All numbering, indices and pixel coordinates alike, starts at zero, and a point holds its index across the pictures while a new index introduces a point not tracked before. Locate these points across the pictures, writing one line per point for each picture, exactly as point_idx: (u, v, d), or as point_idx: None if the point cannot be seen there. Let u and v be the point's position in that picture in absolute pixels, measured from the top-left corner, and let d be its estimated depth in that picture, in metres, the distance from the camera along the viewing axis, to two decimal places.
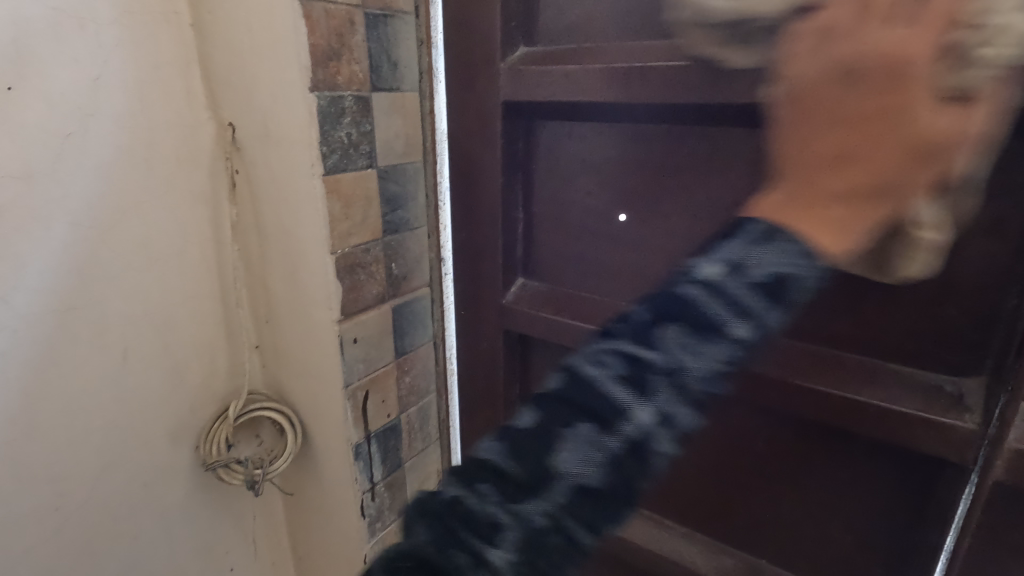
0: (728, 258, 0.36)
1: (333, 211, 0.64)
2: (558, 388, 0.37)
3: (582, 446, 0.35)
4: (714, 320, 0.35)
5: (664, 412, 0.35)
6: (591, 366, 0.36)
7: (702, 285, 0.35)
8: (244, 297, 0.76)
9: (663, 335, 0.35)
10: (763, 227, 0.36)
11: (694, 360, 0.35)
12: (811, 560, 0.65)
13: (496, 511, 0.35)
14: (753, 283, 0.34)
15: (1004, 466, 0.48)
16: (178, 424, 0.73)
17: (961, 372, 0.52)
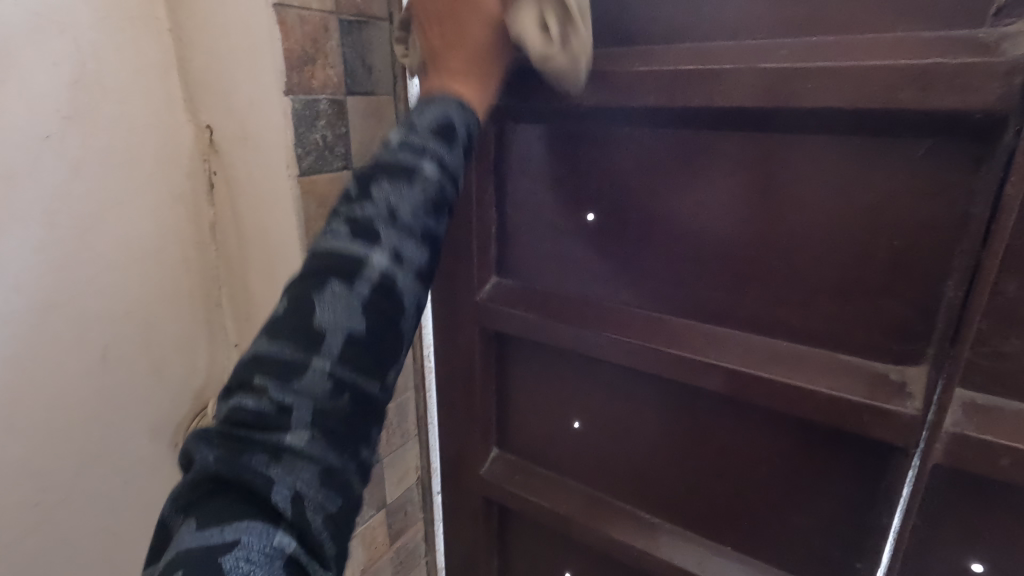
0: (414, 135, 0.48)
1: (308, 211, 0.67)
2: (315, 242, 0.45)
3: (339, 303, 0.43)
4: (406, 166, 0.46)
5: (391, 243, 0.45)
6: (332, 235, 0.45)
7: (423, 164, 0.47)
8: (223, 296, 0.77)
9: (389, 199, 0.45)
10: (431, 123, 0.49)
11: (404, 203, 0.45)
12: (770, 544, 0.69)
13: (274, 397, 0.40)
14: (435, 136, 0.48)
15: (943, 450, 0.51)
16: (158, 421, 0.74)
17: (904, 361, 0.55)
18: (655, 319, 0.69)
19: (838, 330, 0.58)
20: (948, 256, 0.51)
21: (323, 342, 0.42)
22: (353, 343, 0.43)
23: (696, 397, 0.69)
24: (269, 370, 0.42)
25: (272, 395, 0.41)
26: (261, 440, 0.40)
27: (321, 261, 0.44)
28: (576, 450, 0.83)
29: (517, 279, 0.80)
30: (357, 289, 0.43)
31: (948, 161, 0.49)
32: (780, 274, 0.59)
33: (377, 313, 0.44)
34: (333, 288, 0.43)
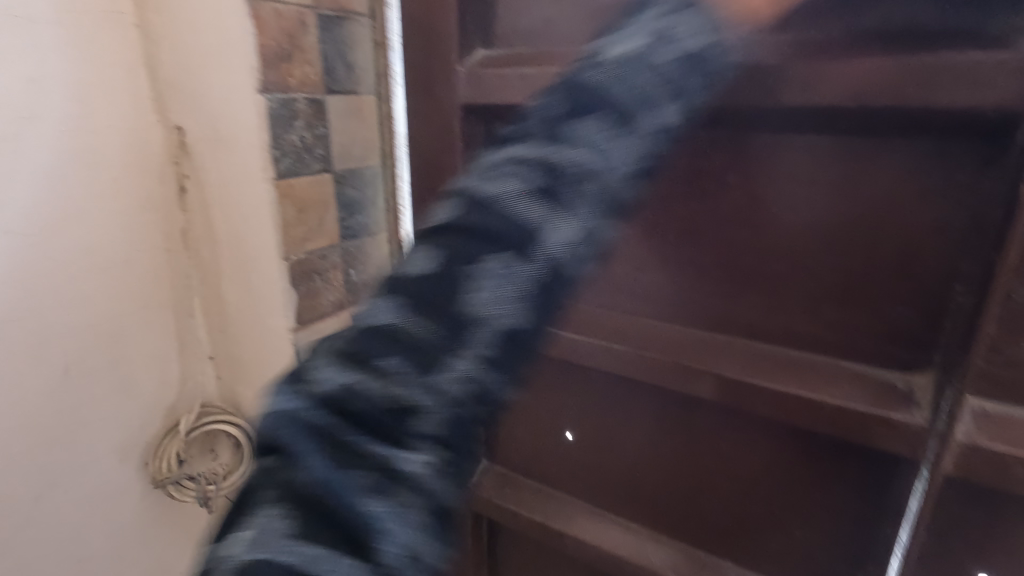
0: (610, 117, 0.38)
1: (287, 217, 0.63)
2: (428, 276, 0.37)
3: (419, 320, 0.35)
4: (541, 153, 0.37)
5: (480, 255, 0.36)
6: (428, 262, 0.37)
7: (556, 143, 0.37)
8: (198, 306, 0.73)
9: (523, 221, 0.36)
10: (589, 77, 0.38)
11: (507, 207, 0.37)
12: (774, 559, 0.66)
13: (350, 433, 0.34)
14: (566, 110, 0.38)
15: (954, 462, 0.49)
16: (128, 441, 0.70)
17: (911, 369, 0.53)
18: (652, 327, 0.66)
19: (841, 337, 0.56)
20: (959, 260, 0.49)
21: (407, 391, 0.34)
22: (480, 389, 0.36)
23: (694, 407, 0.66)
24: (349, 432, 0.34)
25: (383, 461, 0.33)
26: (383, 508, 0.32)
27: (401, 312, 0.36)
28: (570, 462, 0.80)
29: None
30: (451, 306, 0.36)
31: (958, 161, 0.47)
32: (783, 278, 0.57)
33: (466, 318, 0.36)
34: (438, 326, 0.35)
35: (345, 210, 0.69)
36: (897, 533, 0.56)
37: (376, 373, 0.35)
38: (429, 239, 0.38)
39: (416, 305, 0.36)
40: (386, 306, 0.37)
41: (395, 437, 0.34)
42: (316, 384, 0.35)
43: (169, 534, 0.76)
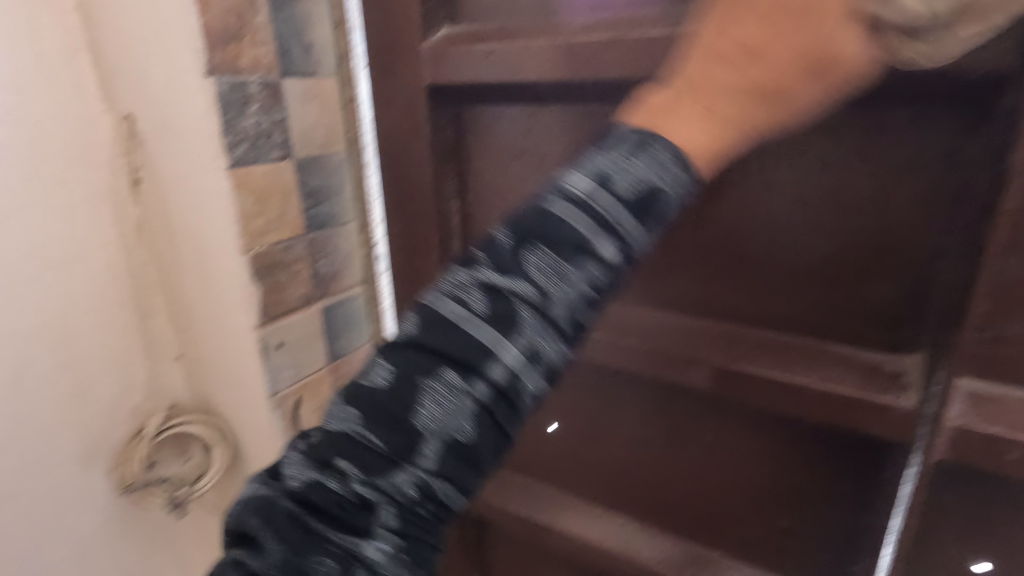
0: (597, 183, 0.36)
1: (244, 207, 0.60)
2: (481, 379, 0.35)
3: (442, 395, 0.35)
4: (580, 235, 0.35)
5: (514, 353, 0.35)
6: (499, 365, 0.35)
7: (566, 204, 0.35)
8: (160, 304, 0.70)
9: (543, 314, 0.35)
10: (637, 137, 0.36)
11: (552, 287, 0.35)
12: (763, 548, 0.64)
13: (354, 486, 0.35)
14: (634, 194, 0.35)
15: (946, 446, 0.46)
16: (90, 445, 0.67)
17: (900, 349, 0.50)
18: None
19: (826, 317, 0.53)
20: (948, 234, 0.46)
21: (437, 487, 0.36)
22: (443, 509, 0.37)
23: (677, 395, 0.64)
24: (382, 492, 0.35)
25: (350, 548, 0.35)
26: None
27: (435, 402, 0.35)
28: (554, 455, 0.78)
29: None
30: (471, 386, 0.35)
31: (945, 129, 0.44)
32: (766, 259, 0.53)
33: (488, 425, 0.36)
34: (431, 411, 0.35)
35: (307, 198, 0.66)
36: (889, 521, 0.54)
37: (386, 421, 0.35)
38: (448, 325, 0.36)
39: (455, 407, 0.35)
40: (432, 394, 0.35)
41: (418, 512, 0.36)
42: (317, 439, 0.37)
43: (140, 541, 0.74)
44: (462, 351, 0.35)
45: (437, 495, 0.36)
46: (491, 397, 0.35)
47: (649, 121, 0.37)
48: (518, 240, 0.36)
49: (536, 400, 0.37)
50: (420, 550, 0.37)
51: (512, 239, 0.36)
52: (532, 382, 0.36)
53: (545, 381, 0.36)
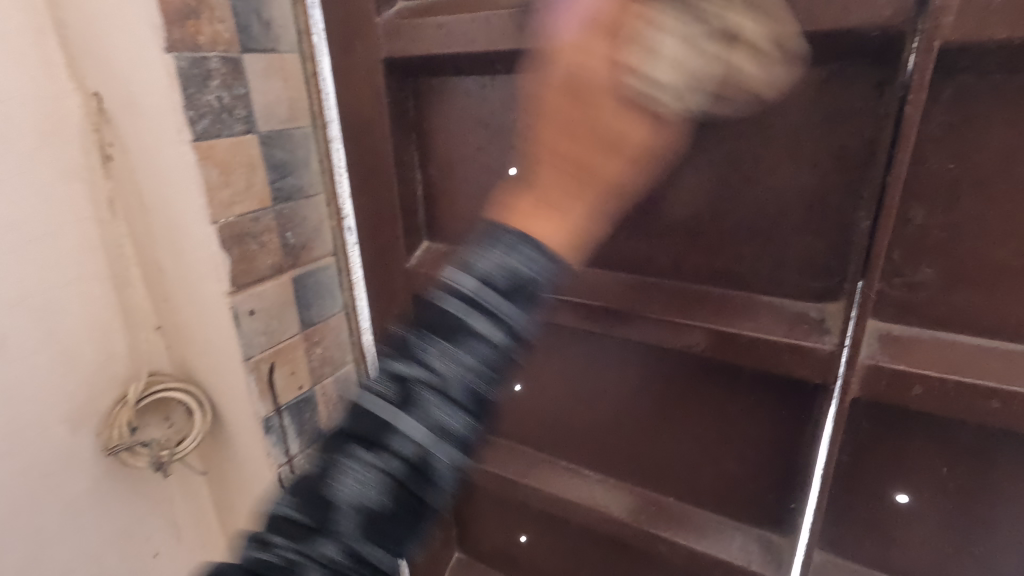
0: (433, 377, 0.48)
1: (210, 179, 0.63)
2: (398, 454, 0.47)
3: (403, 439, 0.47)
4: (459, 369, 0.48)
5: (425, 430, 0.47)
6: (407, 440, 0.47)
7: (427, 383, 0.48)
8: (137, 276, 0.74)
9: (437, 404, 0.47)
10: (513, 237, 0.48)
11: (436, 418, 0.47)
12: (710, 491, 0.69)
13: (370, 466, 0.47)
14: (507, 295, 0.48)
15: (859, 383, 0.51)
16: (76, 411, 0.71)
17: (824, 298, 0.54)
18: (584, 273, 0.67)
19: (757, 270, 0.57)
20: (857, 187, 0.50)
21: (361, 550, 0.47)
22: (388, 494, 0.47)
23: (628, 351, 0.68)
24: (308, 553, 0.47)
25: (313, 556, 0.47)
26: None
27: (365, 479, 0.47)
28: (520, 413, 0.82)
29: (446, 242, 0.78)
30: (416, 443, 0.47)
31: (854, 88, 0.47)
32: (701, 217, 0.58)
33: (397, 486, 0.47)
34: (373, 467, 0.47)
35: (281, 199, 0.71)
36: (815, 459, 0.58)
37: (320, 496, 0.48)
38: (405, 411, 0.48)
39: (411, 449, 0.47)
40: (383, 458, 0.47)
41: (367, 559, 0.48)
42: (336, 485, 0.47)
43: (131, 501, 0.78)
44: (370, 431, 0.48)
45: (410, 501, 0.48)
46: (405, 470, 0.47)
47: (531, 228, 0.48)
48: (419, 339, 0.50)
49: (456, 475, 0.49)
50: (407, 548, 0.50)
51: (405, 346, 0.50)
52: (456, 457, 0.48)
53: (462, 448, 0.49)
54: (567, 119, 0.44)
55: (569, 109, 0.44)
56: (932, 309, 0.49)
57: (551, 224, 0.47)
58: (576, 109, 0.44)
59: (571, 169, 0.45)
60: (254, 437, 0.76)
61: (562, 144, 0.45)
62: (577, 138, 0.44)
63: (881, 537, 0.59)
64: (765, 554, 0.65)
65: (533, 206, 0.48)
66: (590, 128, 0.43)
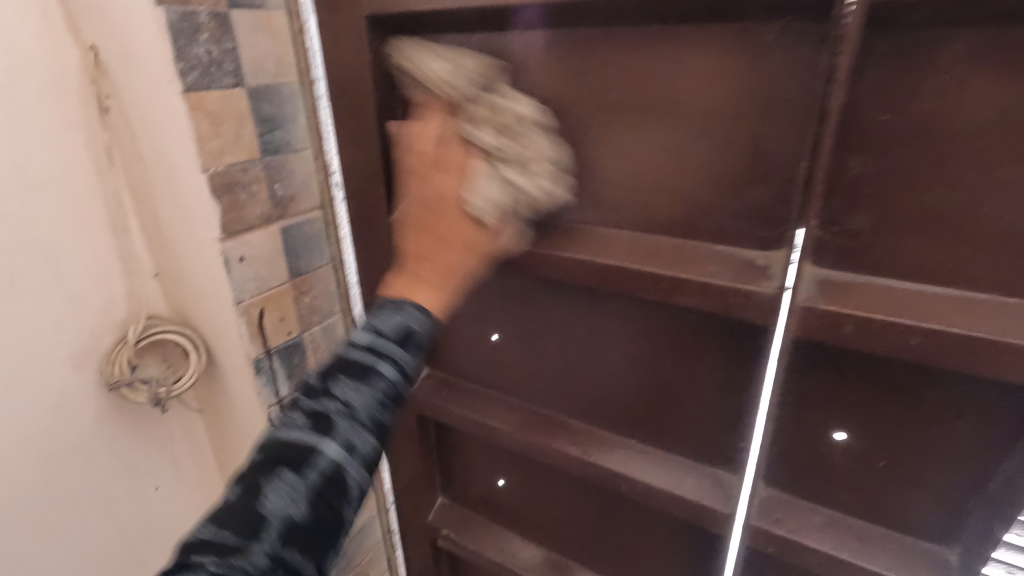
0: (345, 399, 0.53)
1: (201, 128, 0.66)
2: (313, 469, 0.51)
3: (283, 492, 0.50)
4: (364, 373, 0.54)
5: (279, 506, 0.50)
6: (329, 455, 0.52)
7: (341, 403, 0.53)
8: (136, 225, 0.78)
9: (270, 491, 0.50)
10: (384, 323, 0.56)
11: (348, 421, 0.53)
12: (670, 433, 0.73)
13: (209, 562, 0.48)
14: (396, 343, 0.56)
15: (796, 324, 0.55)
16: (80, 348, 0.76)
17: (770, 246, 0.58)
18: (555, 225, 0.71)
19: (712, 219, 0.60)
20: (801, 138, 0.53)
21: (214, 540, 0.49)
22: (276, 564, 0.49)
23: (595, 299, 0.72)
24: None
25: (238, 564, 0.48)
26: None
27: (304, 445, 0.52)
28: (497, 362, 0.87)
29: None
30: (300, 478, 0.51)
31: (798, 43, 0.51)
32: (662, 169, 0.61)
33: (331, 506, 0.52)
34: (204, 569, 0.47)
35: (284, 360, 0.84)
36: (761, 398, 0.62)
37: (205, 544, 0.49)
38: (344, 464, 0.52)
39: (297, 492, 0.50)
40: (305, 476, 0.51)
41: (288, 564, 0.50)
42: (193, 561, 0.48)
43: (132, 436, 0.84)
44: (259, 481, 0.51)
45: (330, 511, 0.52)
46: (321, 480, 0.51)
47: (411, 297, 0.58)
48: (326, 380, 0.54)
49: (361, 489, 0.54)
50: (334, 549, 0.53)
51: (317, 378, 0.54)
52: (351, 465, 0.52)
53: (364, 470, 0.53)
54: (454, 228, 0.60)
55: (446, 244, 0.60)
56: (867, 254, 0.53)
57: (434, 302, 0.59)
58: (473, 164, 0.60)
59: (443, 268, 0.59)
60: (245, 377, 0.81)
61: (427, 243, 0.60)
62: (443, 233, 0.60)
63: (821, 471, 0.64)
64: (716, 489, 0.70)
65: (426, 218, 0.61)
66: (443, 270, 0.59)
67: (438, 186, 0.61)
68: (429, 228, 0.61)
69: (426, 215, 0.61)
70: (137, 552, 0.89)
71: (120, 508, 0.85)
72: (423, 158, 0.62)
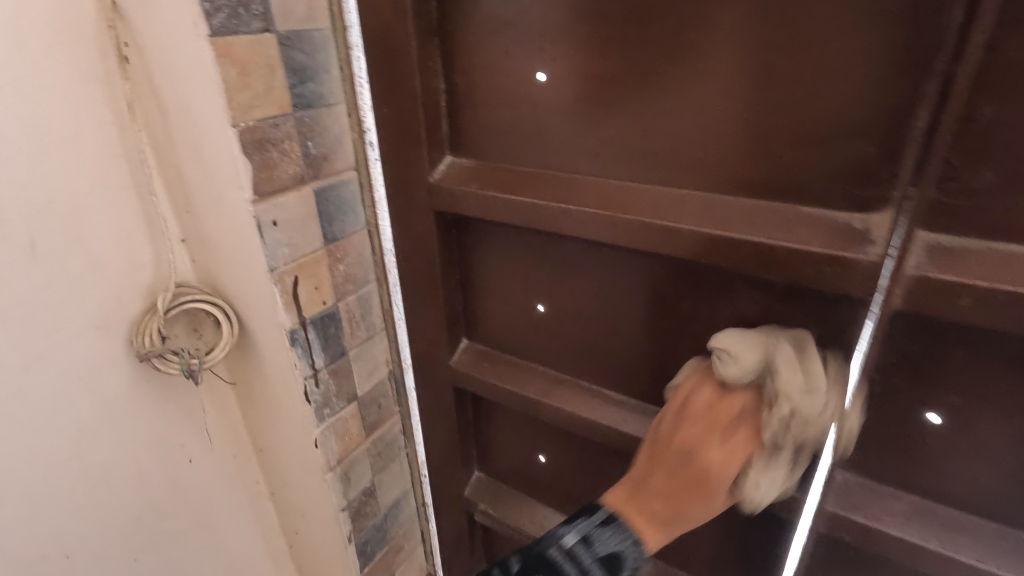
0: (580, 533, 0.63)
1: (228, 78, 0.61)
2: (535, 552, 0.66)
3: (513, 575, 0.66)
4: (582, 557, 0.63)
5: (513, 573, 0.66)
6: (559, 549, 0.64)
7: (565, 550, 0.63)
8: (160, 186, 0.73)
9: (510, 571, 0.67)
10: (605, 514, 0.63)
11: (582, 549, 0.63)
12: None
13: None
14: (620, 552, 0.62)
15: (902, 295, 0.49)
16: (106, 317, 0.72)
17: (868, 208, 0.51)
18: (614, 185, 0.65)
19: (800, 177, 0.54)
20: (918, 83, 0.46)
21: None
22: None
23: (656, 268, 0.67)
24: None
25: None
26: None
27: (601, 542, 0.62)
28: (542, 334, 0.82)
29: (470, 157, 0.75)
30: (523, 564, 0.66)
31: None
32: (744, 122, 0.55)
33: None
34: None
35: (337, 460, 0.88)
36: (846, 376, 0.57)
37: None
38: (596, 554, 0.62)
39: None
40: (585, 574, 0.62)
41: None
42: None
43: (163, 408, 0.81)
44: (517, 559, 0.67)
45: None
46: (546, 574, 0.64)
47: (625, 511, 0.63)
48: (580, 535, 0.63)
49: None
50: None
51: (588, 514, 0.65)
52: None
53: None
54: (693, 496, 0.59)
55: (672, 486, 0.59)
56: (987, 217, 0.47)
57: (654, 527, 0.61)
58: (695, 423, 0.59)
59: (693, 478, 0.58)
60: (279, 349, 0.77)
61: (653, 499, 0.61)
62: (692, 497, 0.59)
63: (906, 456, 0.59)
64: None
65: (695, 425, 0.59)
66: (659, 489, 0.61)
67: (697, 433, 0.58)
68: (705, 454, 0.58)
69: (678, 437, 0.60)
70: (172, 524, 0.88)
71: (154, 480, 0.83)
72: (687, 436, 0.59)
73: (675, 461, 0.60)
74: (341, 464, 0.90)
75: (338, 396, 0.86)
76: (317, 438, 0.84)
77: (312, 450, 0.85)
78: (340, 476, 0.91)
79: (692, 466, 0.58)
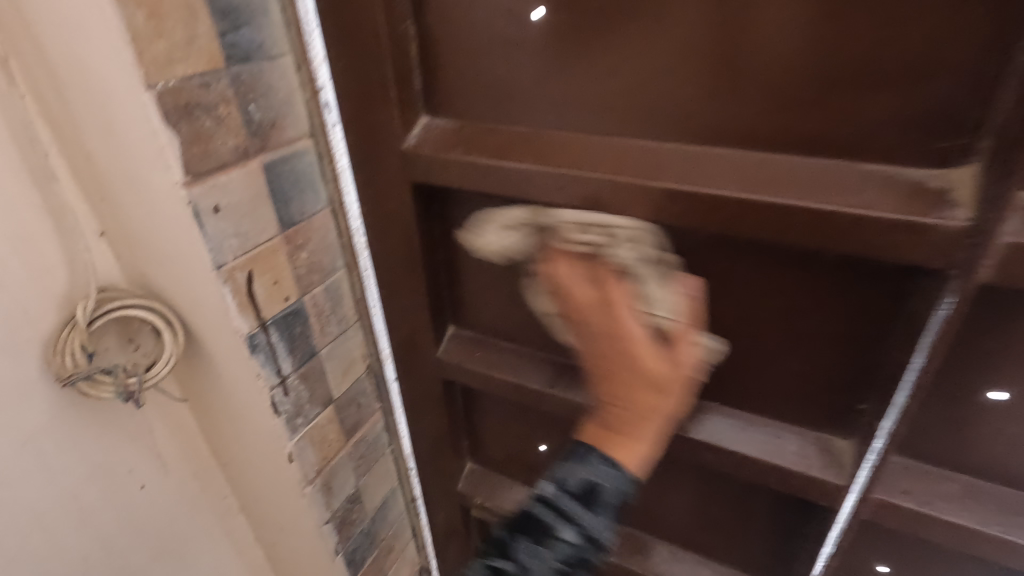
0: (563, 483, 0.52)
1: (135, 24, 0.46)
2: (564, 542, 0.51)
3: (535, 556, 0.51)
4: (564, 512, 0.52)
5: (555, 556, 0.51)
6: (569, 535, 0.51)
7: (548, 497, 0.53)
8: (65, 168, 0.58)
9: (542, 550, 0.51)
10: (596, 456, 0.52)
11: (544, 544, 0.51)
12: (767, 396, 0.62)
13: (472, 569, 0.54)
14: (591, 505, 0.52)
15: (993, 265, 0.42)
16: (14, 337, 0.58)
17: (947, 163, 0.43)
18: (630, 145, 0.55)
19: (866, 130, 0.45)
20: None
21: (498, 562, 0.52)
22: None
23: (681, 242, 0.57)
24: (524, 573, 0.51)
25: None
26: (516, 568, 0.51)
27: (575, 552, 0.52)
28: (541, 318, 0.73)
29: (450, 117, 0.63)
30: (530, 536, 0.52)
31: None
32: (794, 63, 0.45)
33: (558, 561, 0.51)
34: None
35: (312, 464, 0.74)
36: (910, 358, 0.50)
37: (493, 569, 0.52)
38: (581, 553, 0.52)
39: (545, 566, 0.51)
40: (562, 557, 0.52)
41: None
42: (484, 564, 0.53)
43: (101, 433, 0.68)
44: (528, 526, 0.52)
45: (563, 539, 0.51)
46: (574, 554, 0.51)
47: (603, 442, 0.53)
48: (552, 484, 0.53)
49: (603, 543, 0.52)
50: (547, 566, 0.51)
51: (572, 482, 0.52)
52: (582, 544, 0.51)
53: (577, 534, 0.51)
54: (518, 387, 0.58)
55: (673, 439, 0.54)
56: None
57: (627, 451, 0.52)
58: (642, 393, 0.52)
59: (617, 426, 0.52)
60: (237, 358, 0.65)
61: (622, 411, 0.52)
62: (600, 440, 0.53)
63: (964, 435, 0.54)
64: (825, 458, 0.60)
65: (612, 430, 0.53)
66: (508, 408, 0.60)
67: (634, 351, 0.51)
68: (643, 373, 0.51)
69: (623, 360, 0.52)
70: (130, 557, 0.77)
71: (99, 515, 0.71)
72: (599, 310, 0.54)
73: (632, 384, 0.51)
74: (320, 475, 0.80)
75: (312, 402, 0.75)
76: (291, 452, 0.73)
77: (286, 465, 0.75)
78: (321, 488, 0.80)
79: (640, 393, 0.51)
